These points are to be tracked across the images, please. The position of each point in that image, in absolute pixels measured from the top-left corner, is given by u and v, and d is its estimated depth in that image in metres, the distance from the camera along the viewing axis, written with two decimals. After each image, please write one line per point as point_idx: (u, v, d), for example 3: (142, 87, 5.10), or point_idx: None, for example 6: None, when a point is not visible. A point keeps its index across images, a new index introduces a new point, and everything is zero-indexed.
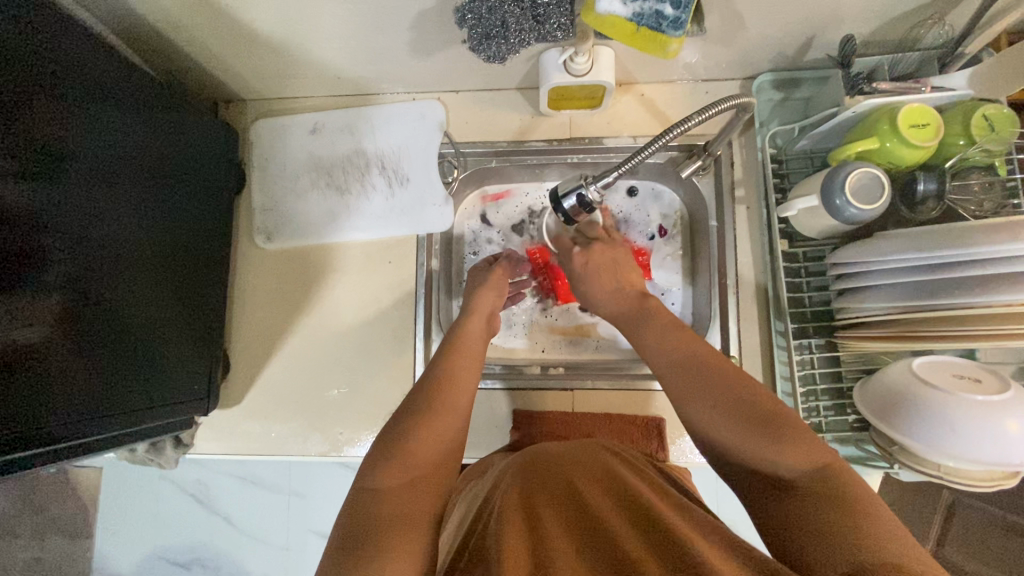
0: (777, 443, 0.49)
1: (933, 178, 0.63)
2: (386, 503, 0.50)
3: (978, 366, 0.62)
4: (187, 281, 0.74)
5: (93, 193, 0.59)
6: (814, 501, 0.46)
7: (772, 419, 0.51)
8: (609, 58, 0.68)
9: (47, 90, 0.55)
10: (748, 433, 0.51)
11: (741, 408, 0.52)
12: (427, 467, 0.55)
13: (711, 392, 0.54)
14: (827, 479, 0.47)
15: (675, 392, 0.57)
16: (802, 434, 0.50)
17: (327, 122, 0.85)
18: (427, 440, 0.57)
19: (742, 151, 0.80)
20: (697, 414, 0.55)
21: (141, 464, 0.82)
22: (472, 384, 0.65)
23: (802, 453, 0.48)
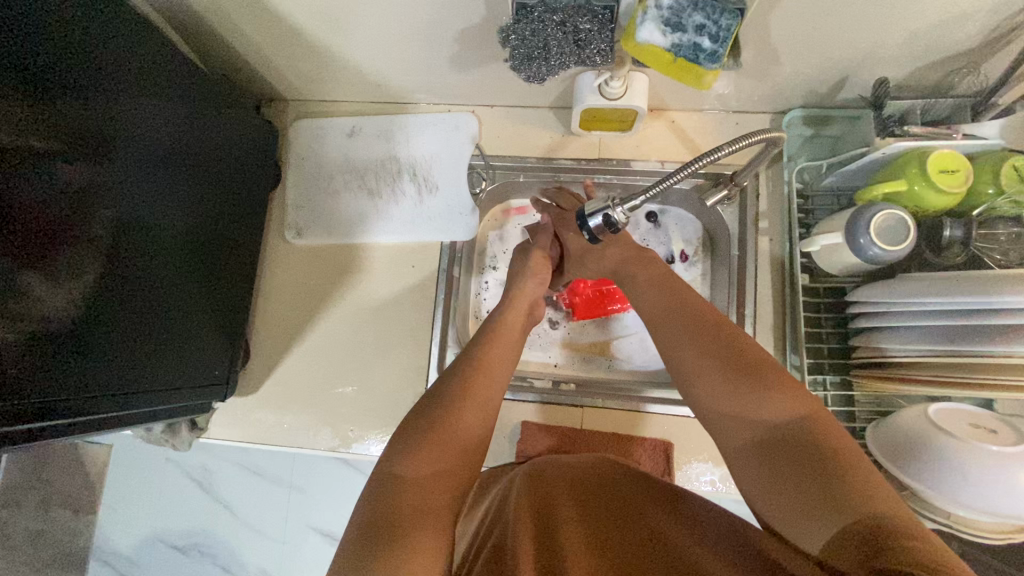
0: (763, 394, 0.50)
1: (960, 224, 0.63)
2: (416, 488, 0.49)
3: (992, 416, 0.61)
4: (217, 265, 0.76)
5: (130, 172, 0.61)
6: (794, 458, 0.45)
7: (752, 370, 0.52)
8: (643, 83, 0.69)
9: (99, 79, 0.58)
10: (731, 387, 0.52)
11: (723, 360, 0.54)
12: (451, 444, 0.53)
13: (692, 343, 0.57)
14: (808, 427, 0.46)
15: (668, 343, 0.60)
16: (781, 384, 0.50)
17: (364, 126, 0.87)
18: (462, 415, 0.56)
19: (768, 184, 0.81)
20: (681, 367, 0.57)
21: (156, 443, 0.84)
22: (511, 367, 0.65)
23: (784, 402, 0.49)
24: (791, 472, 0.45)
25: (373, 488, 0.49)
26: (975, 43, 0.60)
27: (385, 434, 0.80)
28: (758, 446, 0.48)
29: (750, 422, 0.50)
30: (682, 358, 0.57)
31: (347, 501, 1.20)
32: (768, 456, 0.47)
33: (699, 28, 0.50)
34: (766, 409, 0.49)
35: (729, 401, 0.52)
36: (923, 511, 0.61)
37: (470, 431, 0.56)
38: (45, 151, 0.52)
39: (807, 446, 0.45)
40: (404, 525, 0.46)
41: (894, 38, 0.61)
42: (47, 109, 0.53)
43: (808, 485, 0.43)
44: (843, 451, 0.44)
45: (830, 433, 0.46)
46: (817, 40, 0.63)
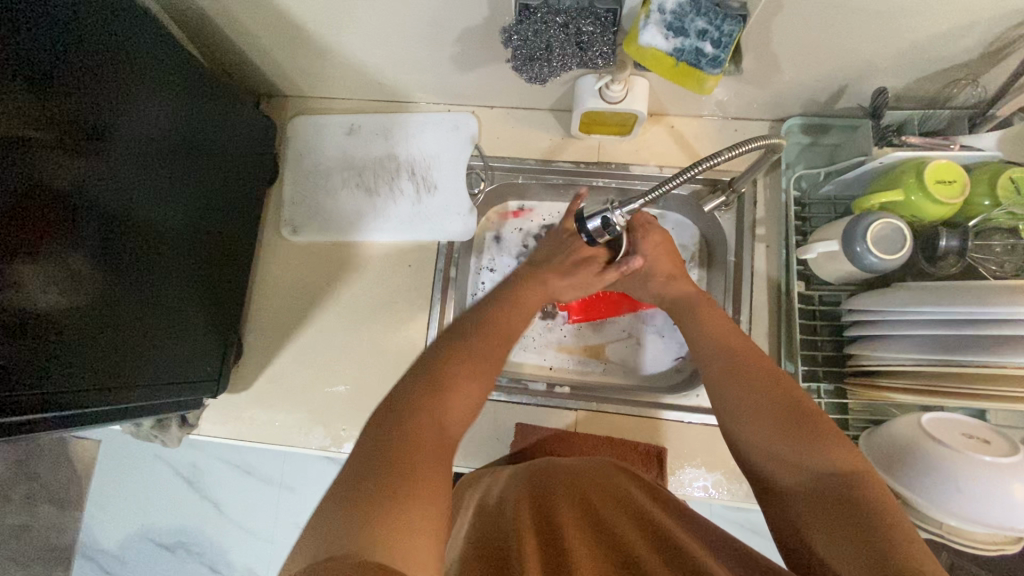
0: (816, 445, 0.49)
1: (956, 235, 0.63)
2: (421, 429, 0.50)
3: (984, 426, 0.62)
4: (210, 261, 0.76)
5: (126, 168, 0.61)
6: (844, 510, 0.45)
7: (808, 418, 0.51)
8: (644, 88, 0.70)
9: (95, 67, 0.57)
10: (782, 433, 0.51)
11: (776, 402, 0.53)
12: (454, 409, 0.54)
13: (744, 385, 0.56)
14: (862, 484, 0.46)
15: (714, 377, 0.59)
16: (836, 438, 0.50)
17: (363, 124, 0.87)
18: (463, 379, 0.56)
19: (766, 191, 0.81)
20: (729, 407, 0.56)
21: (145, 439, 0.83)
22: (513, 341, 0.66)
23: (838, 456, 0.48)
24: (844, 528, 0.44)
25: (376, 426, 0.50)
26: (973, 55, 0.61)
27: None
28: (807, 494, 0.48)
29: (799, 469, 0.49)
30: (731, 395, 0.56)
31: None
32: (817, 506, 0.46)
33: (701, 34, 0.50)
34: (819, 459, 0.48)
35: (778, 445, 0.51)
36: (916, 521, 0.61)
37: (471, 400, 0.56)
38: (36, 139, 0.51)
39: (859, 502, 0.45)
40: (407, 462, 0.46)
41: (893, 48, 0.61)
42: (40, 96, 0.52)
43: (857, 537, 0.43)
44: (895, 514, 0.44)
45: (887, 496, 0.45)
46: (818, 49, 0.63)
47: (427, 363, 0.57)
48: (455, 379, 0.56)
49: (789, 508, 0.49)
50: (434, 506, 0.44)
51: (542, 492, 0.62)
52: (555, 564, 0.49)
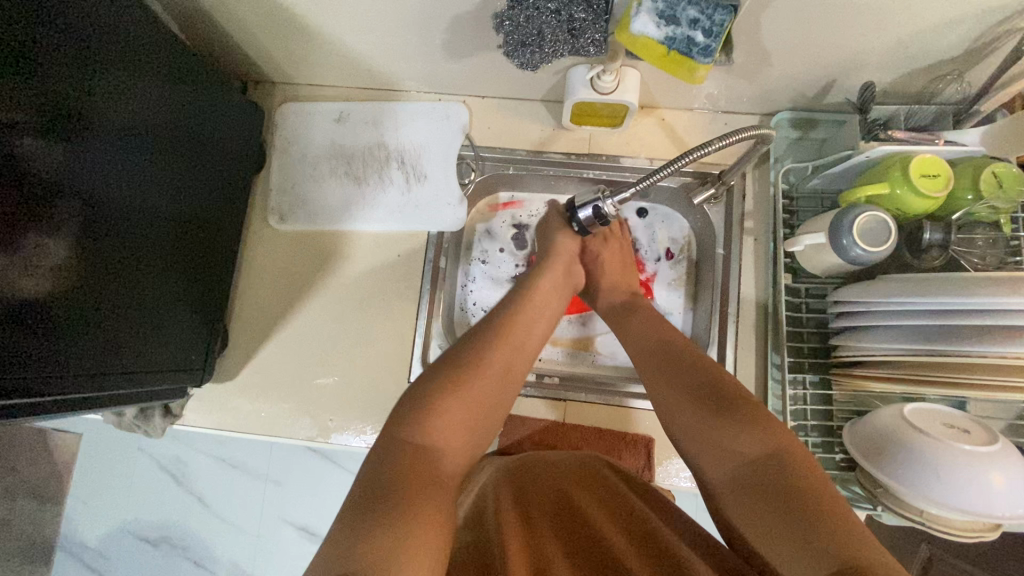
0: (739, 432, 0.52)
1: (940, 228, 0.64)
2: (426, 458, 0.52)
3: (966, 417, 0.63)
4: (198, 250, 0.75)
5: (112, 155, 0.60)
6: (768, 490, 0.48)
7: (736, 407, 0.54)
8: (635, 79, 0.70)
9: (75, 51, 0.55)
10: (710, 423, 0.54)
11: (703, 395, 0.56)
12: (452, 442, 0.55)
13: (675, 380, 0.59)
14: (784, 463, 0.49)
15: (646, 377, 0.63)
16: (760, 420, 0.52)
17: (352, 112, 0.86)
18: (468, 402, 0.57)
19: (755, 184, 0.81)
20: (662, 402, 0.59)
21: (127, 430, 0.82)
22: (527, 361, 0.64)
23: (760, 438, 0.51)
24: (772, 513, 0.46)
25: (385, 451, 0.52)
26: (959, 51, 0.62)
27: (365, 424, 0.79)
28: (734, 480, 0.51)
29: (728, 456, 0.52)
30: (666, 394, 0.59)
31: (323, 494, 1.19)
32: (748, 489, 0.49)
33: (693, 22, 0.50)
34: (748, 444, 0.51)
35: (709, 436, 0.54)
36: (897, 508, 0.62)
37: (467, 426, 0.57)
38: (16, 124, 0.50)
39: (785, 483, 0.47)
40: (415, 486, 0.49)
41: (881, 43, 0.62)
42: (18, 79, 0.50)
43: (781, 516, 0.46)
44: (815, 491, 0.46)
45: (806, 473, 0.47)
46: (807, 42, 0.63)
47: (435, 378, 0.59)
48: (457, 406, 0.56)
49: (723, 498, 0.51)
50: (435, 533, 0.46)
51: (530, 488, 0.61)
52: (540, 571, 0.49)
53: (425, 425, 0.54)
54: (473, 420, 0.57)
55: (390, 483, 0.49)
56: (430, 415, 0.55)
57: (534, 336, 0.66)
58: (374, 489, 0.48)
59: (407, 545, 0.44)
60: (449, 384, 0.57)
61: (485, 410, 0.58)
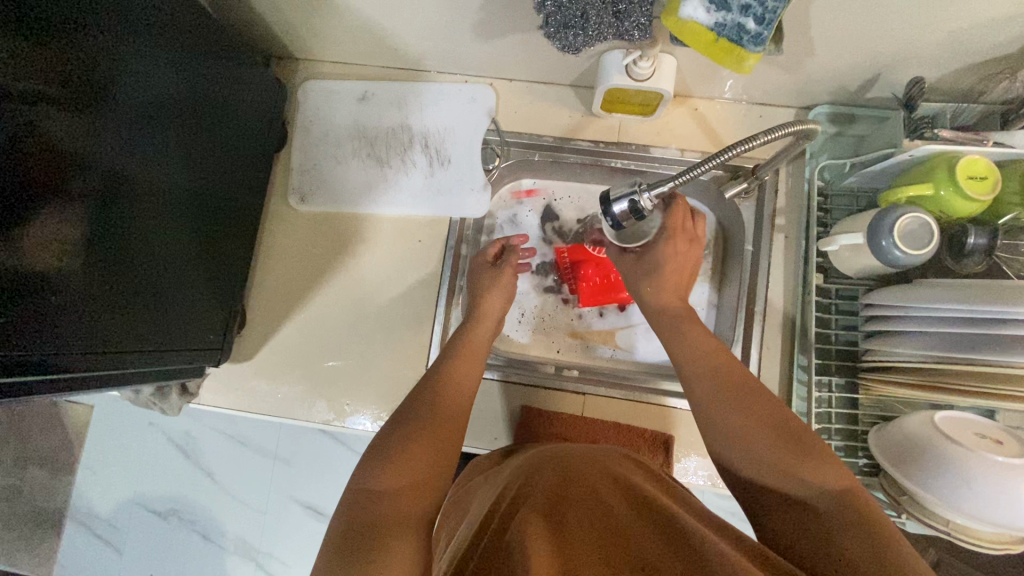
0: (805, 466, 0.51)
1: (985, 233, 0.62)
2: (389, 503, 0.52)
3: (997, 426, 0.61)
4: (216, 228, 0.74)
5: (132, 127, 0.58)
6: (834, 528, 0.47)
7: (801, 442, 0.53)
8: (672, 67, 0.67)
9: (90, 18, 0.53)
10: (775, 454, 0.53)
11: (765, 424, 0.56)
12: (411, 488, 0.54)
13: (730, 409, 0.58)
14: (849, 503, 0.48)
15: (699, 394, 0.61)
16: (822, 458, 0.52)
17: (377, 92, 0.84)
18: (418, 444, 0.59)
19: (788, 180, 0.79)
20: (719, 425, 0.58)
21: (143, 407, 0.81)
22: (466, 402, 0.67)
23: (827, 475, 0.50)
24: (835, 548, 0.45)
25: (347, 505, 0.52)
26: (1017, 48, 0.59)
27: (381, 409, 0.78)
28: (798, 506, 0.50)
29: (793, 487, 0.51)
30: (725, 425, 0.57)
31: (331, 475, 1.19)
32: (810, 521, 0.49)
33: (745, 8, 0.47)
34: (811, 477, 0.51)
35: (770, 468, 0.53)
36: (922, 518, 0.61)
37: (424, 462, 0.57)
38: (29, 94, 0.48)
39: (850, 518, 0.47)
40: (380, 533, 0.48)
41: (935, 36, 0.59)
42: (32, 47, 0.48)
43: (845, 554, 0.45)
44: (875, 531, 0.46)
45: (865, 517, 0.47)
46: (857, 32, 0.60)
47: (396, 427, 0.61)
48: (407, 453, 0.57)
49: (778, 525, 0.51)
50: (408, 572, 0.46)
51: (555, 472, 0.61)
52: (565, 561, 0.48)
53: (380, 472, 0.55)
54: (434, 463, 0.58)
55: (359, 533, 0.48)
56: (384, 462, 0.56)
57: (466, 377, 0.69)
58: (343, 536, 0.48)
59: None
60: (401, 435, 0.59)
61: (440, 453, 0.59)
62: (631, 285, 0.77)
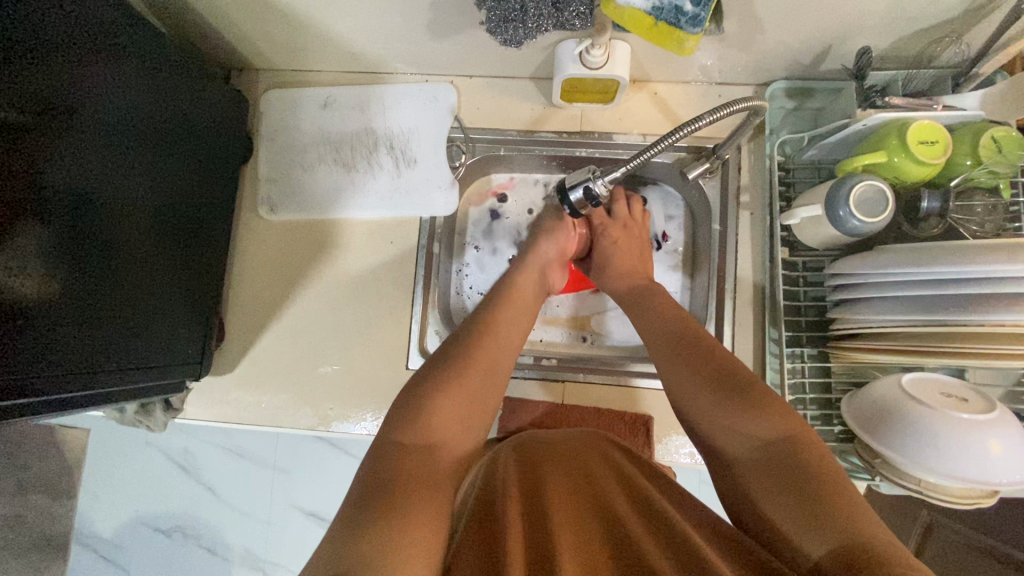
0: (752, 412, 0.51)
1: (937, 196, 0.63)
2: (416, 459, 0.51)
3: (964, 385, 0.63)
4: (188, 240, 0.74)
5: (99, 149, 0.59)
6: (780, 475, 0.47)
7: (751, 395, 0.53)
8: (625, 52, 0.68)
9: (55, 45, 0.54)
10: (721, 404, 0.54)
11: (711, 375, 0.56)
12: (434, 443, 0.53)
13: (692, 374, 0.58)
14: (798, 449, 0.48)
15: (653, 347, 0.63)
16: (770, 404, 0.51)
17: (339, 97, 0.84)
18: (466, 377, 0.59)
19: (750, 157, 0.80)
20: (672, 378, 0.59)
21: (129, 425, 0.82)
22: (511, 353, 0.65)
23: (772, 423, 0.50)
24: (787, 494, 0.46)
25: (373, 459, 0.52)
26: (960, 12, 0.60)
27: (365, 412, 0.79)
28: (755, 463, 0.50)
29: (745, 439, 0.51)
30: (692, 400, 0.56)
31: (330, 481, 1.21)
32: (763, 481, 0.48)
33: None
34: (755, 428, 0.51)
35: (716, 413, 0.54)
36: (895, 479, 0.63)
37: (464, 411, 0.57)
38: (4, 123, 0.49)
39: (798, 468, 0.47)
40: (404, 489, 0.48)
41: (877, 6, 0.60)
42: (5, 77, 0.49)
43: (798, 494, 0.45)
44: (823, 470, 0.46)
45: (814, 456, 0.48)
46: (800, 8, 0.61)
47: (427, 374, 0.59)
48: (449, 395, 0.57)
49: (739, 475, 0.51)
50: (432, 533, 0.46)
51: (543, 459, 0.62)
52: (540, 544, 0.48)
53: (410, 423, 0.54)
54: (476, 411, 0.58)
55: (382, 487, 0.48)
56: (421, 413, 0.55)
57: (514, 334, 0.67)
58: (367, 488, 0.48)
59: (399, 542, 0.44)
60: (433, 384, 0.58)
61: (472, 414, 0.57)
62: (602, 275, 0.78)
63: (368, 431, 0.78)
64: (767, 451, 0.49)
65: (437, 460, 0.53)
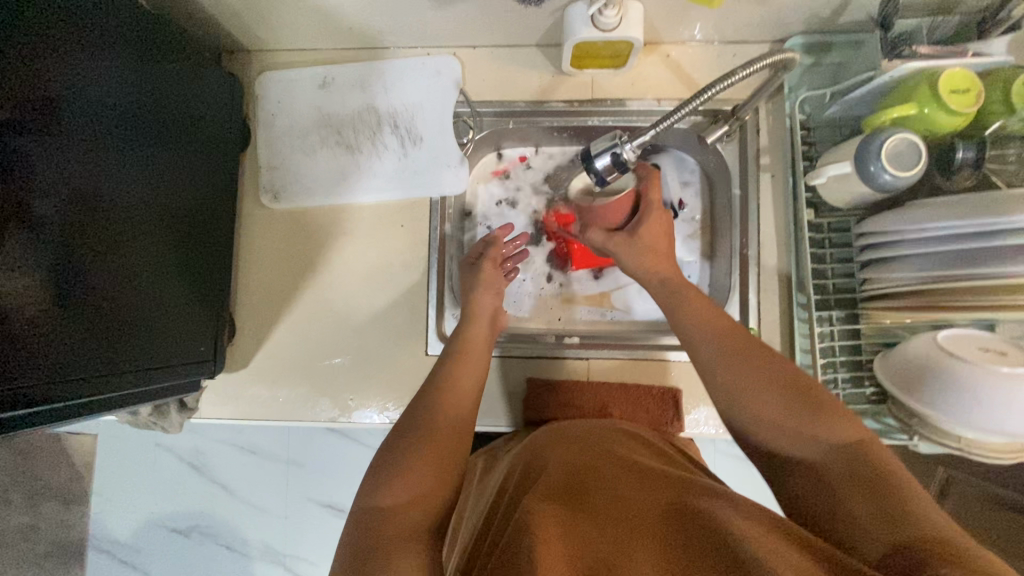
0: (814, 417, 0.50)
1: (972, 146, 0.60)
2: (404, 515, 0.50)
3: (1001, 338, 0.61)
4: (191, 235, 0.71)
5: (90, 142, 0.55)
6: (845, 476, 0.46)
7: (810, 398, 0.51)
8: (638, 11, 0.65)
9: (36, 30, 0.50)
10: (778, 406, 0.52)
11: (770, 378, 0.54)
12: (422, 493, 0.53)
13: (746, 373, 0.55)
14: (860, 452, 0.47)
15: (694, 338, 0.60)
16: (832, 411, 0.50)
17: (336, 76, 0.81)
18: (437, 429, 0.59)
19: (768, 118, 0.77)
20: (724, 375, 0.56)
21: (144, 427, 0.80)
22: (474, 386, 0.66)
23: (834, 428, 0.49)
24: (852, 494, 0.45)
25: (356, 520, 0.50)
26: None
27: (386, 401, 0.77)
28: (815, 465, 0.48)
29: (806, 442, 0.49)
30: (748, 400, 0.53)
31: (346, 473, 1.19)
32: (825, 483, 0.47)
33: None
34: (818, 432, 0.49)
35: (775, 416, 0.52)
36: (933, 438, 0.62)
37: (440, 465, 0.56)
38: None
39: (863, 470, 0.46)
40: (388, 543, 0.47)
41: None
42: None
43: (864, 493, 0.44)
44: (886, 472, 0.45)
45: (877, 458, 0.47)
46: None
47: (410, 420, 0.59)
48: (423, 451, 0.56)
49: (796, 477, 0.49)
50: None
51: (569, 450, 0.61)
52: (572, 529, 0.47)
53: (398, 476, 0.53)
54: (451, 450, 0.58)
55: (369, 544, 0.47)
56: (401, 462, 0.55)
57: (477, 366, 0.68)
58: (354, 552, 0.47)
59: None
60: (414, 434, 0.58)
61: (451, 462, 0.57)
62: None
63: (390, 419, 0.76)
64: (831, 454, 0.48)
65: (417, 514, 0.51)
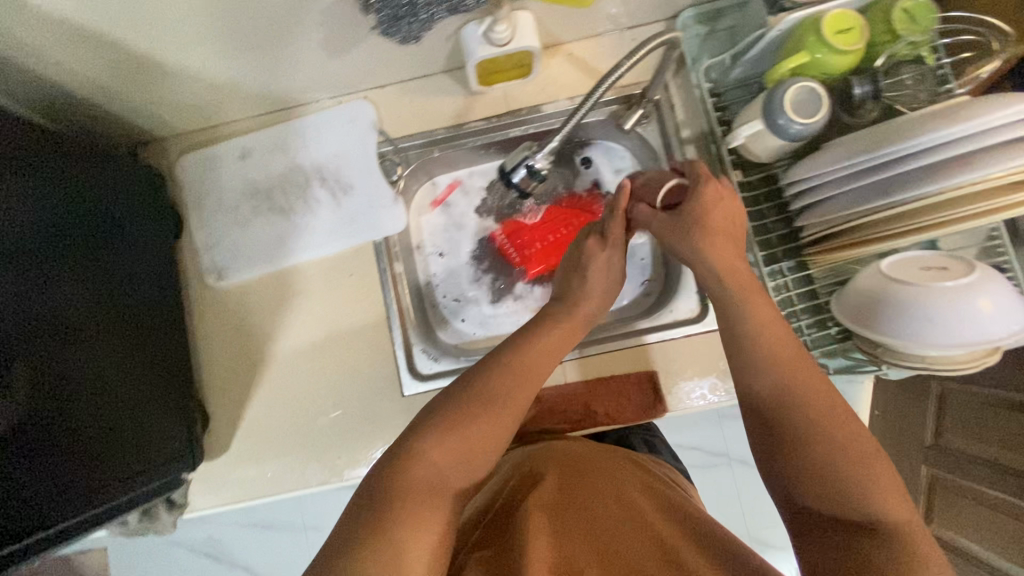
0: (868, 481, 0.48)
1: (867, 80, 0.63)
2: (422, 468, 0.51)
3: (942, 255, 0.63)
4: (142, 335, 0.70)
5: (22, 268, 0.54)
6: (859, 541, 0.47)
7: (872, 462, 0.49)
8: (529, 20, 0.66)
9: None
10: (837, 447, 0.50)
11: (834, 409, 0.51)
12: (449, 464, 0.52)
13: (811, 395, 0.52)
14: (896, 530, 0.47)
15: (753, 310, 0.56)
16: (893, 480, 0.49)
17: (255, 144, 0.81)
18: (492, 402, 0.55)
19: (679, 93, 0.79)
20: (783, 370, 0.53)
21: (137, 534, 0.78)
22: (536, 379, 0.59)
23: (883, 499, 0.48)
24: (859, 552, 0.46)
25: (386, 462, 0.52)
26: None
27: (374, 450, 0.76)
28: (838, 521, 0.49)
29: (847, 498, 0.48)
30: (799, 421, 0.51)
31: None
32: (842, 541, 0.48)
33: None
34: (871, 500, 0.48)
35: (827, 453, 0.50)
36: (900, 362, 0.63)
37: (475, 444, 0.54)
38: None
39: (891, 545, 0.46)
40: (402, 500, 0.49)
41: None
42: None
43: (876, 561, 0.45)
44: (909, 547, 0.46)
45: (910, 537, 0.46)
46: None
47: (458, 390, 0.56)
48: (468, 422, 0.54)
49: (814, 515, 0.50)
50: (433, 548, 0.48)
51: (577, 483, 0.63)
52: None
53: (435, 436, 0.53)
54: (496, 430, 0.55)
55: (387, 495, 0.49)
56: (442, 430, 0.53)
57: (547, 348, 0.61)
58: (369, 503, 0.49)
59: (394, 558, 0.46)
60: (456, 408, 0.55)
61: (490, 441, 0.54)
62: None
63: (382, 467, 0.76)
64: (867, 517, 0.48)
65: (448, 475, 0.52)
